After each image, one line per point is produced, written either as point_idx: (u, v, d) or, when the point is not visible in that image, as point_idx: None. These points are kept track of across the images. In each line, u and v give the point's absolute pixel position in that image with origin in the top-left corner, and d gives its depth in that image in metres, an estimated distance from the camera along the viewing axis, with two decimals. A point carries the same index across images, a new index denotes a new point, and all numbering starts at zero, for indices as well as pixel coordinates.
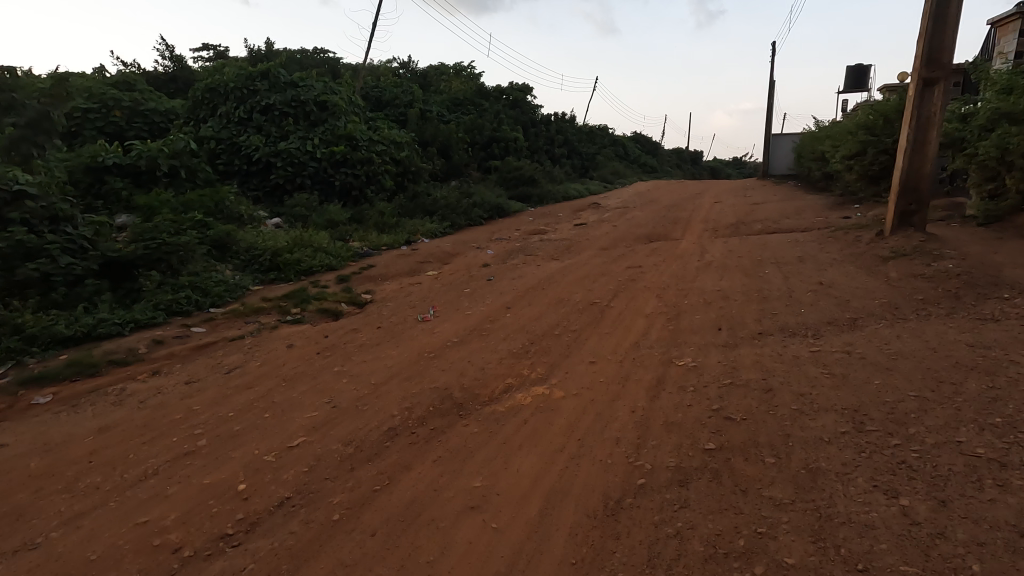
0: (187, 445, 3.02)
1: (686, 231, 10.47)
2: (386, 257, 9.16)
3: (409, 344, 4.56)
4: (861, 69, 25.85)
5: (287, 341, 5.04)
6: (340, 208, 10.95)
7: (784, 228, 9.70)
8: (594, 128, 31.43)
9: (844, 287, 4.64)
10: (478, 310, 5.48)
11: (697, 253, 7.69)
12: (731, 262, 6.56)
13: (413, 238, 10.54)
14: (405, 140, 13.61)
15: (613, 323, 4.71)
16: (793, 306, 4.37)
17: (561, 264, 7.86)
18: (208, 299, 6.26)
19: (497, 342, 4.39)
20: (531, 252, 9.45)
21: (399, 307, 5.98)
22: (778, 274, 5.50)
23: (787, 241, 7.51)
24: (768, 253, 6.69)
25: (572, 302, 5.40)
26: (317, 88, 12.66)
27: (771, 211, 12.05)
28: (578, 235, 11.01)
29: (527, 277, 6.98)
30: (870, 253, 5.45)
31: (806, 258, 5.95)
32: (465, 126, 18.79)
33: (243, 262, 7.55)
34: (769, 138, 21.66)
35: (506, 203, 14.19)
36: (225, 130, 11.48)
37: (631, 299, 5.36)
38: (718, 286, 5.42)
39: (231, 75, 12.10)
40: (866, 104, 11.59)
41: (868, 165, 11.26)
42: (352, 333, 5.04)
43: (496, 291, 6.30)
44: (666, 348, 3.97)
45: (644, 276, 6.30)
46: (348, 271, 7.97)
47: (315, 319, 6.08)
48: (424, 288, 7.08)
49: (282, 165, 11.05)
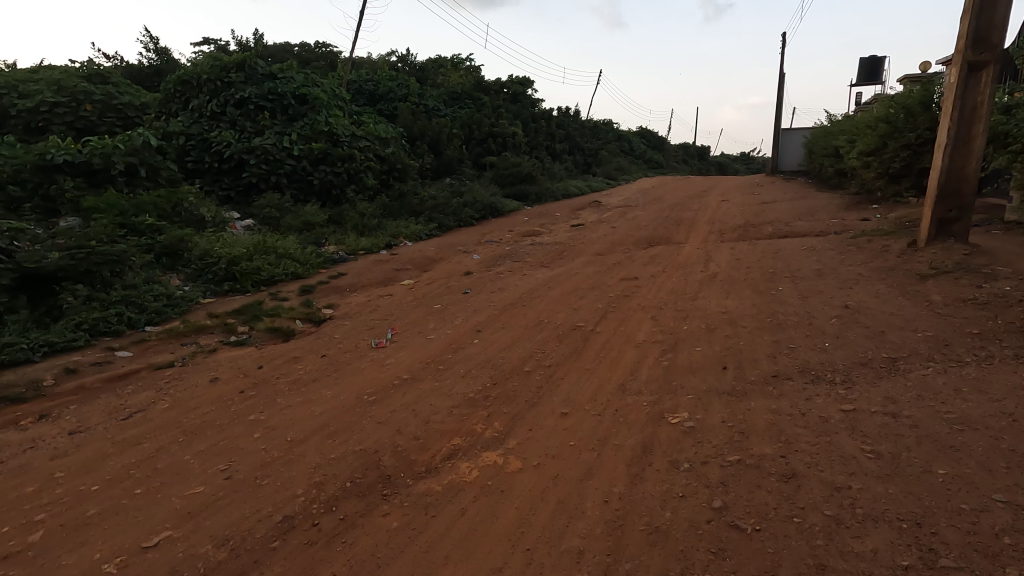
0: (13, 543, 2.30)
1: (690, 234, 9.63)
2: (362, 263, 8.42)
3: (351, 382, 3.80)
4: (875, 61, 24.86)
5: (215, 371, 4.29)
6: (317, 208, 10.22)
7: (797, 232, 8.88)
8: (599, 123, 30.59)
9: (875, 314, 3.84)
10: (443, 334, 4.72)
11: (702, 262, 6.88)
12: (738, 274, 5.77)
13: (395, 241, 9.78)
14: (392, 136, 12.84)
15: (596, 356, 3.92)
16: (816, 339, 3.58)
17: (549, 274, 7.09)
18: (144, 316, 5.55)
19: (454, 381, 3.62)
20: (520, 258, 8.68)
21: (357, 327, 5.22)
22: (794, 292, 4.69)
23: (802, 249, 6.69)
24: (781, 264, 5.89)
25: (552, 325, 4.63)
26: (297, 80, 11.90)
27: (783, 211, 11.21)
28: (573, 238, 10.24)
29: (508, 290, 6.20)
30: (902, 269, 4.65)
31: (826, 272, 5.15)
32: (461, 121, 18.00)
33: (195, 271, 6.83)
34: (778, 133, 20.74)
35: (500, 202, 13.41)
36: (196, 125, 10.77)
37: (621, 322, 4.56)
38: (723, 307, 4.62)
39: (204, 67, 11.38)
40: (886, 97, 10.71)
41: (889, 162, 10.41)
42: (291, 363, 4.29)
43: (470, 307, 5.53)
44: (658, 395, 3.20)
45: (639, 291, 5.51)
46: (314, 281, 7.24)
47: (263, 340, 5.34)
48: (393, 302, 6.32)
49: (255, 163, 10.32)
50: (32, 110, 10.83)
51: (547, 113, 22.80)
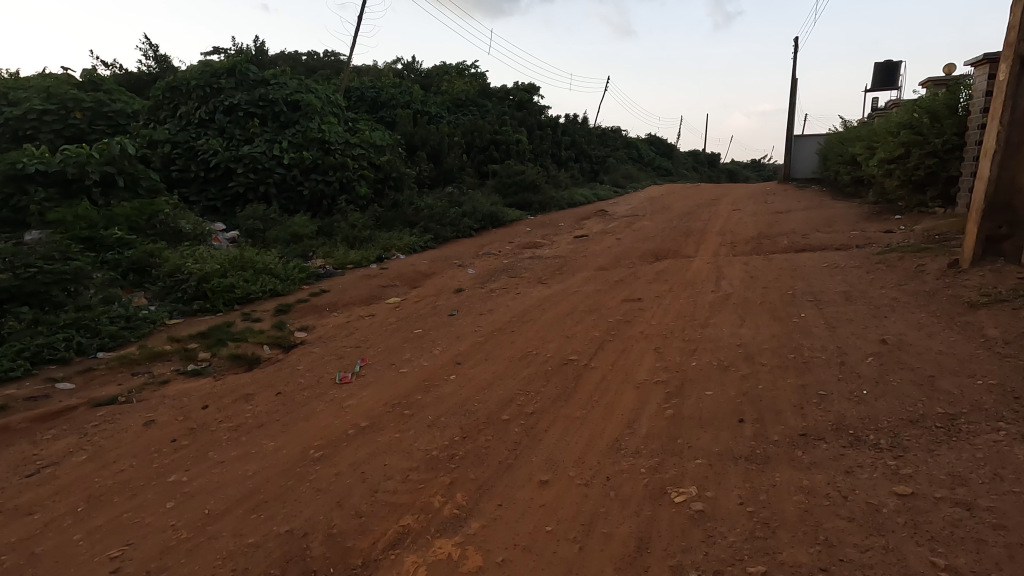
0: None
1: (700, 247, 9.03)
2: (349, 278, 7.92)
3: (300, 429, 3.24)
4: (890, 65, 24.14)
5: (154, 410, 3.75)
6: (306, 219, 9.77)
7: (815, 245, 8.26)
8: (606, 130, 30.08)
9: (920, 353, 3.24)
10: (418, 367, 4.16)
11: (713, 279, 6.30)
12: (754, 296, 5.17)
13: (387, 254, 9.28)
14: (388, 143, 12.35)
15: (588, 399, 3.34)
16: (852, 386, 2.98)
17: (546, 292, 6.53)
18: (96, 341, 5.05)
19: (419, 432, 3.06)
20: (517, 273, 8.13)
21: (325, 356, 4.68)
22: (820, 321, 4.09)
23: (823, 266, 6.09)
24: (801, 284, 5.29)
25: (542, 357, 4.05)
26: (290, 86, 11.44)
27: (798, 221, 10.59)
28: (575, 250, 9.68)
29: (499, 311, 5.64)
30: (945, 296, 4.04)
31: (854, 296, 4.54)
32: (463, 128, 17.55)
33: (163, 289, 6.34)
34: (791, 140, 20.08)
35: (501, 211, 12.89)
36: (184, 133, 10.35)
37: (620, 355, 3.98)
38: (738, 338, 4.02)
39: (193, 73, 11.01)
40: (909, 101, 10.09)
41: (913, 170, 9.68)
42: (242, 402, 3.74)
43: (453, 333, 4.97)
44: (659, 458, 2.62)
45: (643, 315, 4.92)
46: (293, 299, 6.74)
47: (222, 369, 4.79)
48: (373, 324, 5.79)
49: (242, 172, 9.88)
50: (19, 118, 10.42)
51: (554, 119, 22.31)
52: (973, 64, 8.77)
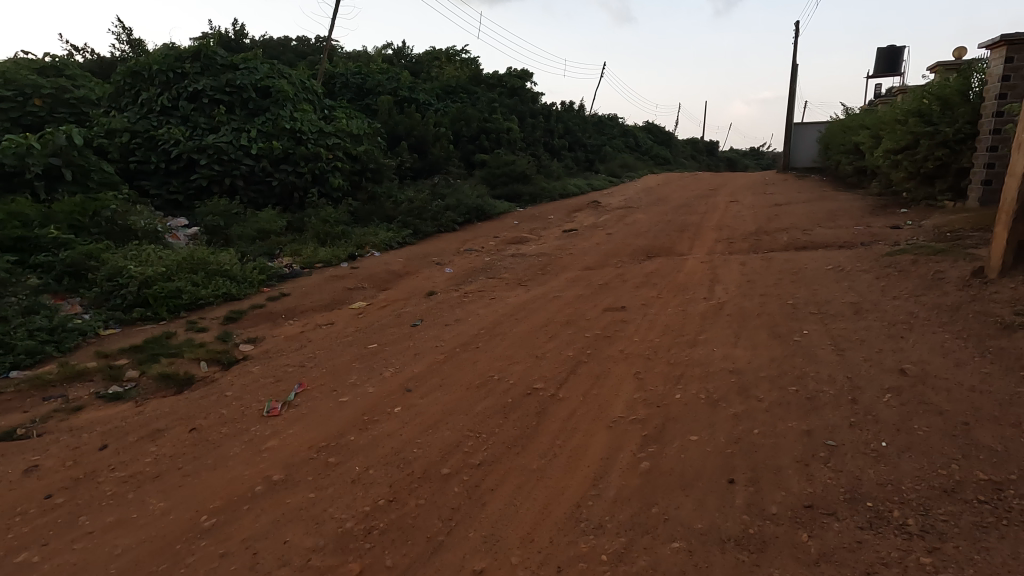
0: None
1: (694, 244, 8.46)
2: (315, 278, 7.34)
3: (199, 483, 2.68)
4: (894, 51, 23.44)
5: (43, 452, 3.18)
6: (275, 214, 9.18)
7: (817, 242, 7.70)
8: (603, 118, 29.35)
9: (949, 389, 2.69)
10: (362, 396, 3.58)
11: (706, 284, 5.73)
12: (751, 305, 4.61)
13: (360, 252, 8.69)
14: (366, 131, 11.69)
15: (550, 444, 2.78)
16: (868, 436, 2.43)
17: (524, 297, 5.96)
18: (10, 358, 4.50)
19: (339, 490, 2.51)
20: (496, 272, 7.55)
21: (262, 377, 4.12)
22: (827, 341, 3.52)
23: (827, 269, 5.54)
24: (804, 292, 4.74)
25: (504, 384, 3.49)
26: (260, 71, 10.79)
27: (799, 215, 10.02)
28: (562, 247, 9.11)
29: (468, 320, 5.08)
30: (972, 312, 3.48)
31: (864, 309, 3.98)
32: (451, 116, 16.83)
33: (101, 294, 5.77)
34: (791, 128, 19.42)
35: (488, 204, 12.29)
36: (145, 121, 9.70)
37: (593, 384, 3.42)
38: (731, 361, 3.46)
39: (156, 57, 10.34)
40: (919, 87, 9.49)
41: (922, 161, 9.17)
42: (146, 442, 3.17)
43: (411, 349, 4.40)
44: (626, 539, 2.08)
45: (625, 329, 4.36)
46: (247, 305, 6.17)
47: (148, 392, 4.22)
48: (329, 335, 5.22)
49: (206, 163, 9.26)
50: None
51: (547, 107, 21.52)
52: (988, 47, 8.16)
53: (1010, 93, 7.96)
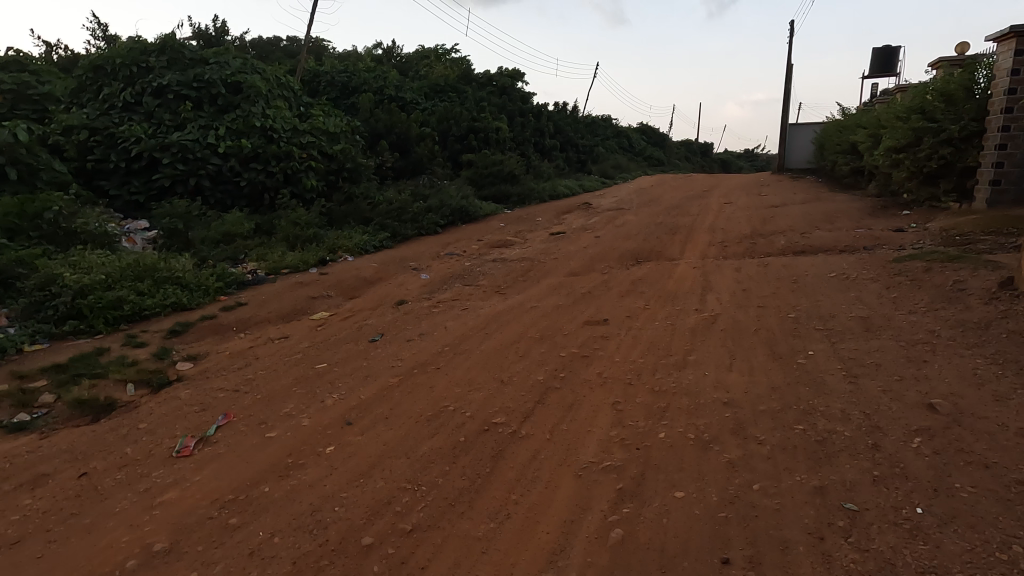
0: None
1: (686, 247, 7.97)
2: (278, 285, 6.81)
3: (64, 554, 2.15)
4: (889, 51, 23.10)
5: None
6: (242, 216, 8.64)
7: (817, 246, 7.23)
8: (596, 119, 28.88)
9: (990, 433, 2.20)
10: (293, 431, 3.04)
11: (698, 292, 5.23)
12: (747, 318, 4.11)
13: (332, 256, 8.17)
14: (344, 129, 11.12)
15: (503, 500, 2.27)
16: (898, 499, 1.94)
17: (500, 307, 5.44)
18: None
19: (233, 568, 1.99)
20: (474, 279, 7.03)
21: (187, 404, 3.56)
22: (837, 365, 3.02)
23: (831, 277, 5.05)
24: (806, 303, 4.24)
25: (459, 416, 2.96)
26: (231, 65, 10.23)
27: (795, 217, 9.57)
28: (547, 251, 8.60)
29: (434, 335, 4.55)
30: (1005, 333, 3.00)
31: (876, 325, 3.49)
32: (438, 115, 16.31)
33: (32, 305, 5.23)
34: (786, 128, 18.98)
35: (473, 204, 11.76)
36: (105, 118, 9.11)
37: (564, 417, 2.90)
38: (726, 390, 2.94)
39: (119, 50, 9.74)
40: (921, 83, 9.03)
41: (924, 160, 8.69)
42: (23, 492, 2.64)
43: (362, 370, 3.86)
44: None
45: (606, 347, 3.85)
46: (197, 316, 5.63)
47: (59, 420, 3.68)
48: (279, 351, 4.69)
49: (169, 162, 8.71)
50: None
51: (538, 106, 21.02)
52: (996, 39, 7.69)
53: (1019, 88, 7.50)
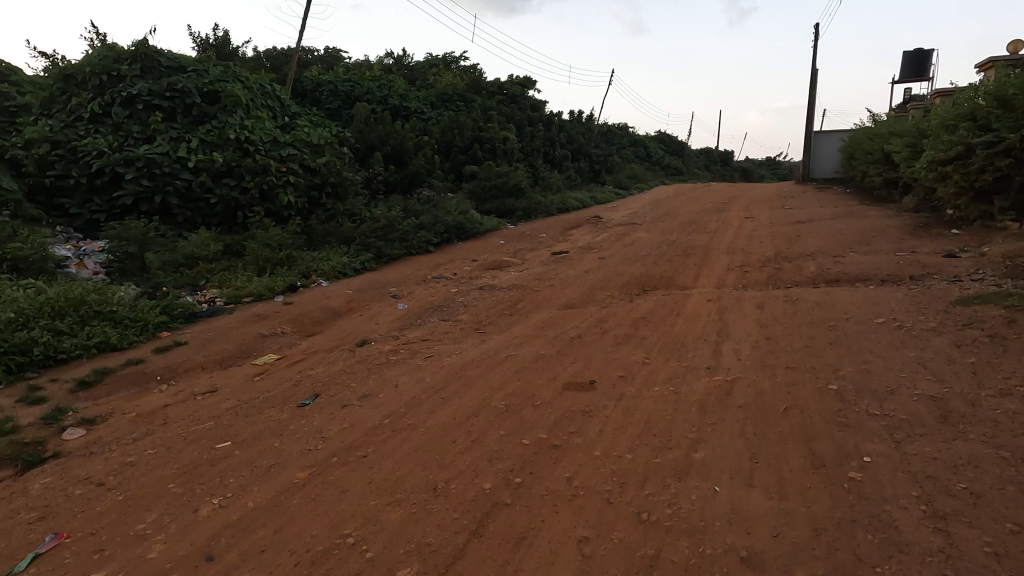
0: None
1: (700, 273, 7.00)
2: (233, 318, 6.02)
3: None
4: (921, 54, 21.83)
5: None
6: (210, 236, 7.93)
7: (853, 275, 6.22)
8: (612, 128, 27.94)
9: None
10: (133, 567, 2.19)
11: (712, 338, 4.27)
12: (773, 388, 3.14)
13: (304, 281, 7.39)
14: (330, 140, 10.36)
15: None
16: None
17: (472, 353, 4.55)
18: None
19: None
20: (455, 312, 6.17)
21: (26, 505, 2.73)
22: (909, 489, 2.10)
23: (878, 323, 4.07)
24: (851, 367, 3.27)
25: (362, 556, 2.11)
26: (211, 75, 9.59)
27: (825, 236, 8.51)
28: (544, 275, 7.70)
29: (377, 398, 3.67)
30: None
31: (956, 417, 2.54)
32: (441, 124, 15.55)
33: None
34: (810, 135, 17.80)
35: (470, 219, 10.92)
36: (69, 129, 8.48)
37: (506, 569, 2.00)
38: (745, 529, 2.02)
39: (90, 58, 9.13)
40: (971, 86, 7.94)
41: (975, 174, 7.60)
42: None
43: (268, 456, 3.00)
44: None
45: (584, 430, 2.92)
46: (121, 360, 4.84)
47: None
48: (192, 413, 3.84)
49: (133, 178, 8.03)
50: None
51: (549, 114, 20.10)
52: None
53: None
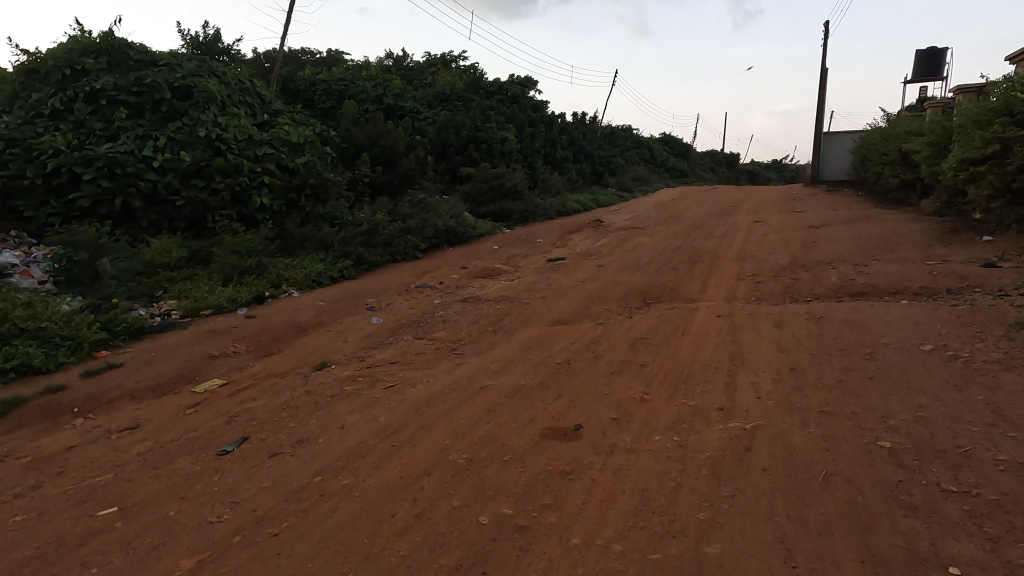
0: None
1: (708, 284, 6.30)
2: (185, 334, 5.38)
3: None
4: (935, 53, 21.02)
5: None
6: (174, 241, 7.30)
7: (880, 287, 5.50)
8: (616, 129, 27.25)
9: None
10: None
11: (726, 367, 3.56)
12: (807, 444, 2.44)
13: (273, 292, 6.76)
14: (311, 139, 9.71)
15: None
16: None
17: (442, 381, 3.86)
18: None
19: None
20: (433, 328, 5.50)
21: None
22: None
23: (927, 351, 3.36)
24: (904, 416, 2.58)
25: None
26: (184, 69, 8.99)
27: (844, 242, 7.80)
28: (536, 285, 7.02)
29: (314, 445, 2.99)
30: None
31: None
32: (437, 124, 14.91)
33: None
34: (820, 136, 17.05)
35: (462, 223, 10.26)
36: (26, 126, 7.87)
37: None
38: None
39: (53, 50, 8.52)
40: (1006, 78, 7.20)
41: (1013, 174, 6.86)
42: None
43: (158, 530, 2.34)
44: None
45: (561, 502, 2.24)
46: (39, 388, 4.19)
47: None
48: (94, 459, 3.18)
49: (92, 178, 7.42)
50: None
51: (550, 115, 19.43)
52: None
53: None
